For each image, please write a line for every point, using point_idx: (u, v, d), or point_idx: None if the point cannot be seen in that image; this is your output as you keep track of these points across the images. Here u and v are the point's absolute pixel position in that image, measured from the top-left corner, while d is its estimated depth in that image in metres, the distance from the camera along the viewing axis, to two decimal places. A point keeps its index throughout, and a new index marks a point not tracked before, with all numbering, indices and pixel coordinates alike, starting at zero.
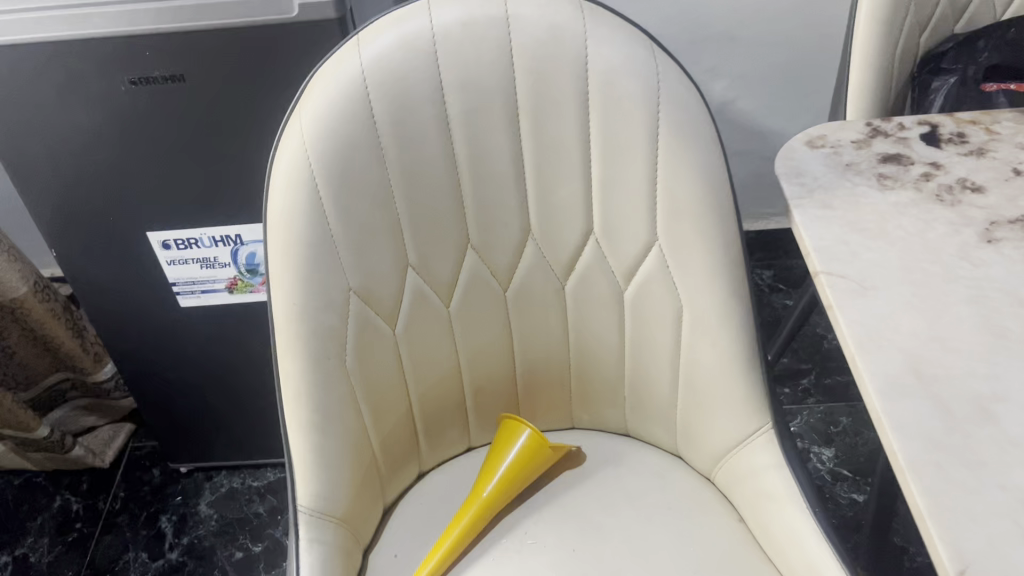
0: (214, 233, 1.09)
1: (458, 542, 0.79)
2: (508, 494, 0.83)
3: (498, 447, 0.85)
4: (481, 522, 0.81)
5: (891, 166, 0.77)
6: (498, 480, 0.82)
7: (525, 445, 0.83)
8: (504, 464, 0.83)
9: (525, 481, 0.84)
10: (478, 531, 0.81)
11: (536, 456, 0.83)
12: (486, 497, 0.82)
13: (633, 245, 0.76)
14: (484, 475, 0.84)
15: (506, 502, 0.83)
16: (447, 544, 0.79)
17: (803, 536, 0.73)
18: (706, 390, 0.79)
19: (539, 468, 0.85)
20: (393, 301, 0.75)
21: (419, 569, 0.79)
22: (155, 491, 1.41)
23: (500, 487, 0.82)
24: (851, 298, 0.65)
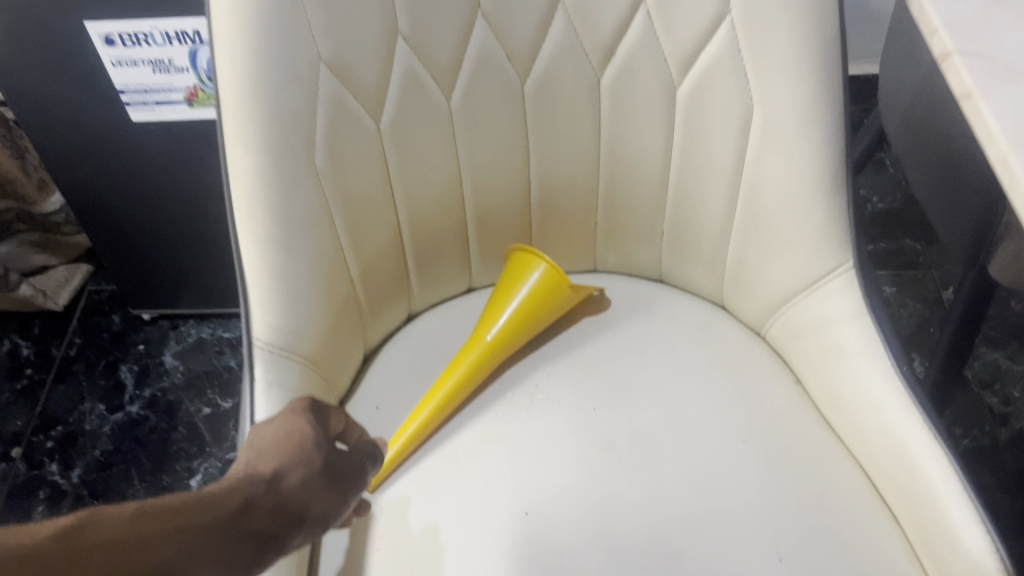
0: (167, 28, 0.90)
1: (452, 395, 0.65)
2: (516, 342, 0.68)
3: (507, 284, 0.69)
4: (482, 372, 0.67)
5: None
6: (505, 323, 0.67)
7: (540, 282, 0.67)
8: (514, 304, 0.67)
9: (537, 327, 0.69)
10: (477, 382, 0.67)
11: (553, 298, 0.68)
12: (489, 342, 0.67)
13: (695, 23, 0.59)
14: (488, 316, 0.68)
15: (512, 350, 0.68)
16: (439, 395, 0.65)
17: (885, 402, 0.59)
18: (773, 219, 0.63)
19: (556, 313, 0.69)
20: (377, 84, 0.58)
21: (404, 425, 0.64)
22: (115, 338, 1.27)
23: (506, 331, 0.67)
24: (998, 83, 0.48)
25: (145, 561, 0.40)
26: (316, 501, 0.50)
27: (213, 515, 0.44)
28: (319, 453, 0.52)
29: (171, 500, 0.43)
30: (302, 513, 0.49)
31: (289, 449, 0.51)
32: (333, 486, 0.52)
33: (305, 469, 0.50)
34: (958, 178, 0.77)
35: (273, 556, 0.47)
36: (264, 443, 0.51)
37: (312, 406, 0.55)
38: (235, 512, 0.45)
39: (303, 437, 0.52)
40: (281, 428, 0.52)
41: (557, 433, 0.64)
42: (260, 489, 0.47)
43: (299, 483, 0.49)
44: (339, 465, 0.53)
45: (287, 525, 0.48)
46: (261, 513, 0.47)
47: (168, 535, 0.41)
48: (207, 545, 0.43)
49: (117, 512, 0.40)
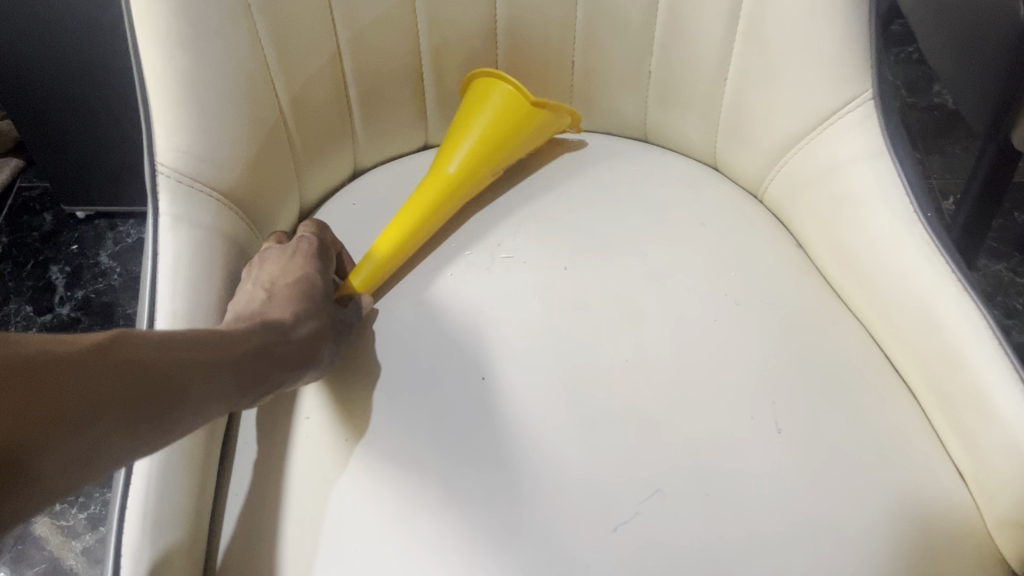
0: None
1: (411, 235, 0.57)
2: (481, 173, 0.60)
3: (464, 109, 0.61)
4: (446, 206, 0.58)
5: None
6: (467, 150, 0.59)
7: (501, 104, 0.59)
8: (475, 130, 0.59)
9: (506, 158, 0.61)
10: (441, 218, 0.58)
11: (520, 120, 0.60)
12: (451, 176, 0.58)
13: None
14: (446, 149, 0.60)
15: (478, 183, 0.60)
16: (397, 236, 0.56)
17: (904, 253, 0.50)
18: (779, 43, 0.54)
19: (527, 144, 0.61)
20: None
21: (356, 271, 0.55)
22: (45, 238, 1.16)
23: (470, 160, 0.59)
24: None
25: (168, 386, 0.37)
26: (326, 353, 0.48)
27: (227, 355, 0.41)
28: (326, 302, 0.50)
29: (192, 334, 0.40)
30: (311, 366, 0.47)
31: (304, 299, 0.49)
32: (338, 338, 0.50)
33: (317, 321, 0.48)
34: (993, 29, 0.67)
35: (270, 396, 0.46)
36: (279, 284, 0.49)
37: (320, 247, 0.53)
38: (248, 354, 0.43)
39: (312, 285, 0.50)
40: (290, 271, 0.50)
41: (521, 293, 0.55)
42: (275, 337, 0.45)
43: (310, 334, 0.47)
44: (345, 319, 0.51)
45: (294, 371, 0.46)
46: (274, 359, 0.44)
47: (188, 366, 0.39)
48: (223, 382, 0.41)
49: (144, 336, 0.38)
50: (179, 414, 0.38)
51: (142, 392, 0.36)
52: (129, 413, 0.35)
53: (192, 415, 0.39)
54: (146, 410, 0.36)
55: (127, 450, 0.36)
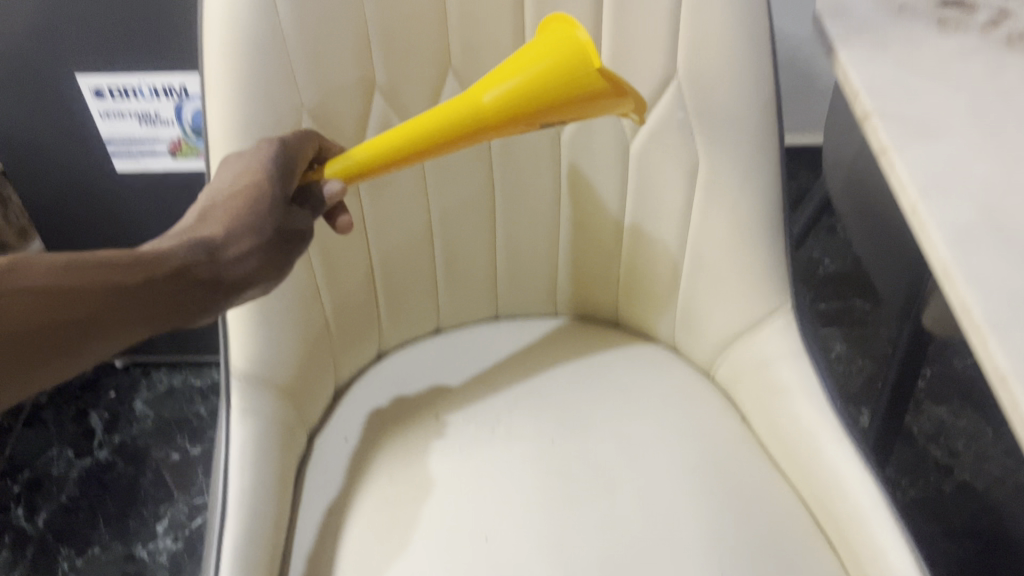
0: (155, 82, 0.94)
1: (408, 145, 0.56)
2: (512, 118, 0.56)
3: (549, 39, 0.56)
4: (465, 132, 0.56)
5: (954, 10, 0.65)
6: (506, 87, 0.55)
7: (556, 55, 0.54)
8: (531, 71, 0.55)
9: (546, 116, 0.56)
10: (456, 140, 0.57)
11: (575, 92, 0.55)
12: (482, 105, 0.55)
13: (647, 83, 0.65)
14: (497, 74, 0.56)
15: (505, 128, 0.56)
16: (389, 141, 0.56)
17: (818, 434, 0.63)
18: (716, 266, 0.69)
19: (569, 112, 0.56)
20: (354, 135, 0.63)
21: (356, 157, 0.57)
22: (86, 386, 1.28)
23: (504, 98, 0.55)
24: (910, 141, 0.54)
25: (72, 314, 0.40)
26: (259, 276, 0.50)
27: (145, 276, 0.44)
28: (272, 219, 0.51)
29: (105, 258, 0.43)
30: (239, 290, 0.49)
31: (244, 215, 0.50)
32: (280, 258, 0.52)
33: (253, 240, 0.50)
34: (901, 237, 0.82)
35: (207, 314, 0.48)
36: (223, 195, 0.52)
37: (284, 153, 0.55)
38: (171, 275, 0.45)
39: (258, 196, 0.51)
40: (239, 181, 0.52)
41: (516, 464, 0.68)
42: (200, 257, 0.47)
43: (241, 254, 0.49)
44: (291, 238, 0.53)
45: (225, 291, 0.48)
46: (196, 281, 0.47)
47: (97, 291, 0.42)
48: (140, 306, 0.43)
49: (48, 263, 0.41)
50: (98, 338, 0.42)
51: (53, 319, 0.40)
52: (35, 338, 0.39)
53: (107, 341, 0.42)
54: (61, 334, 0.40)
55: (54, 374, 0.40)
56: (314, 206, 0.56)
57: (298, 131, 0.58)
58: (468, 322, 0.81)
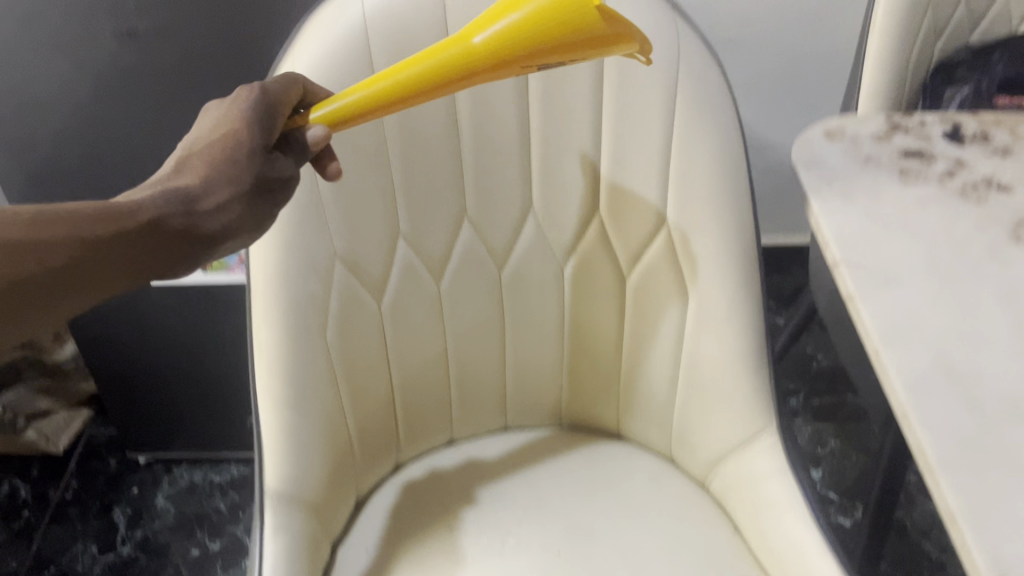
0: None
1: (395, 92, 0.54)
2: (506, 61, 0.54)
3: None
4: (454, 76, 0.54)
5: (914, 161, 0.73)
6: (501, 29, 0.53)
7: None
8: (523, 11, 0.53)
9: (539, 60, 0.55)
10: (445, 84, 0.54)
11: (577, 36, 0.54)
12: (475, 46, 0.53)
13: (642, 228, 0.73)
14: (493, 13, 0.54)
15: (498, 70, 0.54)
16: (374, 83, 0.54)
17: (804, 547, 0.67)
18: (707, 390, 0.75)
19: (566, 58, 0.55)
20: (380, 275, 0.71)
21: (343, 104, 0.55)
22: (111, 481, 1.34)
23: (497, 41, 0.53)
24: (874, 290, 0.61)
25: (39, 269, 0.43)
26: (240, 225, 0.50)
27: (116, 229, 0.46)
28: (251, 167, 0.51)
29: (75, 213, 0.45)
30: (217, 241, 0.50)
31: (220, 166, 0.50)
32: (261, 206, 0.52)
33: (231, 190, 0.50)
34: None
35: (189, 263, 0.49)
36: (202, 145, 0.51)
37: (266, 98, 0.53)
38: (141, 227, 0.46)
39: (238, 146, 0.51)
40: (219, 128, 0.52)
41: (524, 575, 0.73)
42: (174, 208, 0.48)
43: (218, 206, 0.49)
44: (275, 185, 0.53)
45: (203, 240, 0.49)
46: (169, 231, 0.47)
47: (62, 243, 0.44)
48: (106, 258, 0.45)
49: (17, 219, 0.43)
50: (67, 291, 0.44)
51: (22, 272, 0.42)
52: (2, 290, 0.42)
53: (76, 291, 0.45)
54: (29, 287, 0.43)
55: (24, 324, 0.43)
56: (301, 152, 0.54)
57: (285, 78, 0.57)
58: (480, 431, 0.86)
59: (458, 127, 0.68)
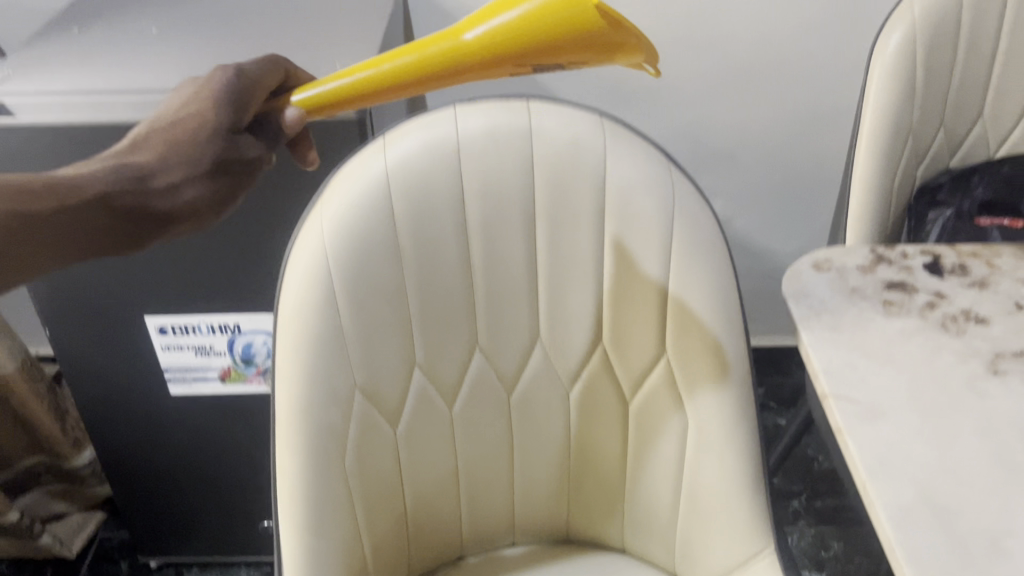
0: (212, 320, 1.07)
1: (386, 82, 0.63)
2: (491, 58, 0.61)
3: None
4: (445, 68, 0.62)
5: (896, 292, 0.78)
6: (494, 29, 0.60)
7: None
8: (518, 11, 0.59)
9: (531, 58, 0.61)
10: (435, 77, 0.63)
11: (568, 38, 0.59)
12: (464, 42, 0.61)
13: (643, 356, 0.77)
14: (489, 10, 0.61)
15: (488, 67, 0.62)
16: (365, 71, 0.64)
17: None
18: (709, 509, 0.78)
19: (552, 62, 0.61)
20: (397, 402, 0.75)
21: (340, 90, 0.65)
22: None
23: (488, 37, 0.60)
24: (861, 423, 0.65)
25: (30, 232, 0.55)
26: (198, 200, 0.62)
27: (87, 201, 0.57)
28: (211, 150, 0.62)
29: (53, 186, 0.57)
30: (180, 213, 0.62)
31: (182, 150, 0.61)
32: (217, 184, 0.63)
33: (189, 172, 0.61)
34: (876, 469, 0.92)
35: (149, 233, 0.61)
36: (170, 123, 0.62)
37: (234, 83, 0.64)
38: (105, 199, 0.58)
39: (202, 128, 0.62)
40: (187, 110, 0.63)
41: None
42: (135, 184, 0.59)
43: (175, 184, 0.61)
44: (234, 163, 0.64)
45: (161, 214, 0.61)
46: (130, 204, 0.59)
47: (47, 212, 0.56)
48: (78, 225, 0.57)
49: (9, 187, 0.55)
50: (47, 251, 0.56)
51: (15, 234, 0.54)
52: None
53: (55, 253, 0.57)
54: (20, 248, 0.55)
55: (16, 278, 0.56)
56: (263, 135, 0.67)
57: (258, 60, 0.68)
58: (492, 544, 0.88)
59: (471, 266, 0.73)
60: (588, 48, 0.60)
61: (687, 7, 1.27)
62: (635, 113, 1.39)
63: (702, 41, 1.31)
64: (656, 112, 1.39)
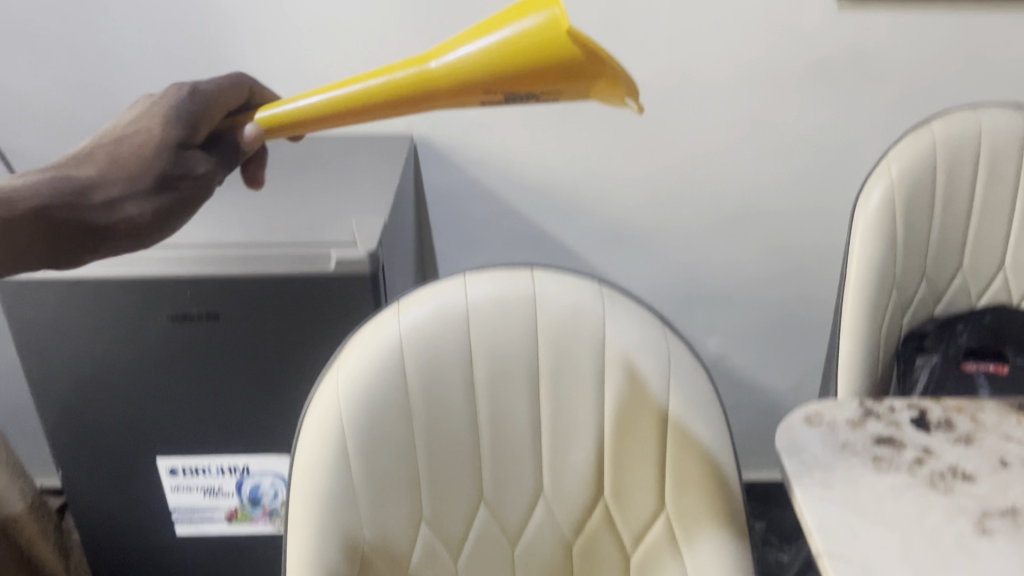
0: (222, 462, 1.10)
1: (355, 104, 0.62)
2: (467, 84, 0.59)
3: (518, 8, 0.58)
4: (416, 93, 0.60)
5: (885, 448, 0.81)
6: (470, 57, 0.58)
7: (528, 27, 0.56)
8: (491, 37, 0.57)
9: (504, 87, 0.58)
10: (405, 100, 0.61)
11: (540, 66, 0.56)
12: (434, 68, 0.59)
13: (643, 512, 0.79)
14: (473, 33, 0.59)
15: (460, 95, 0.60)
16: (338, 94, 0.63)
17: None
18: None
19: (527, 91, 0.58)
20: (403, 556, 0.77)
21: (314, 107, 0.64)
22: None
23: (461, 69, 0.58)
24: None
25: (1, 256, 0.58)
26: (144, 217, 0.62)
27: (35, 216, 0.59)
28: (155, 171, 0.62)
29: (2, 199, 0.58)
30: (122, 231, 0.62)
31: (125, 170, 0.61)
32: (161, 208, 0.63)
33: (129, 189, 0.61)
34: None
35: (86, 248, 0.61)
36: (120, 136, 0.63)
37: (195, 107, 0.65)
38: (49, 215, 0.59)
39: (151, 149, 0.62)
40: (135, 127, 0.63)
41: None
42: (71, 198, 0.60)
43: (118, 203, 0.61)
44: (183, 178, 0.64)
45: (106, 234, 0.61)
46: (70, 219, 0.60)
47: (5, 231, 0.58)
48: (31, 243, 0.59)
49: None
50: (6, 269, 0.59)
51: None
52: None
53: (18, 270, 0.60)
54: None
55: None
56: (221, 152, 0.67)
57: (219, 81, 0.69)
58: None
59: (478, 424, 0.77)
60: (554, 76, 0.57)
61: (680, 160, 1.35)
62: (632, 257, 1.45)
63: (694, 192, 1.38)
64: (652, 256, 1.45)
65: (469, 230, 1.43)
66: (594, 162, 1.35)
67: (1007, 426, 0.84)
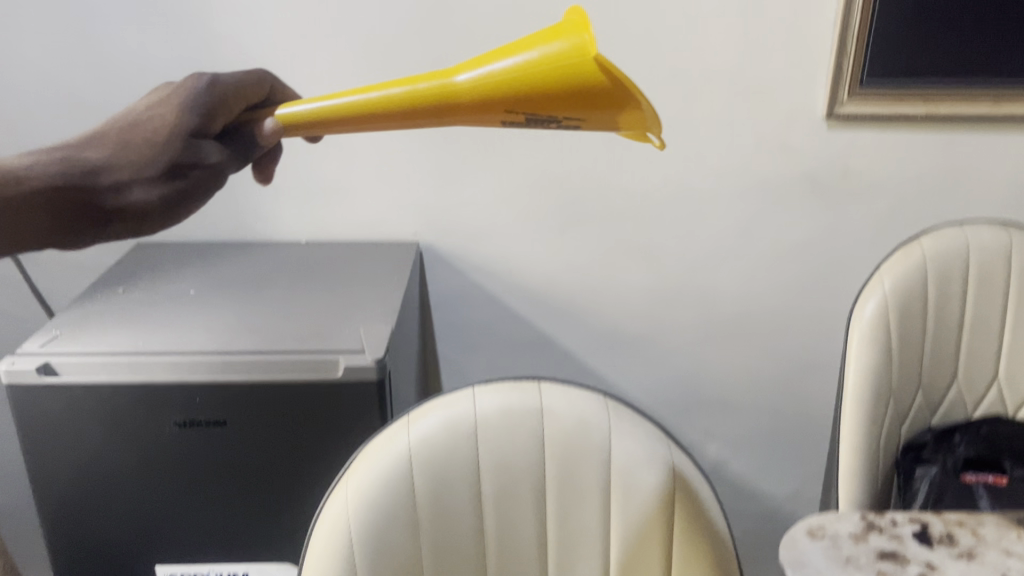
0: (221, 569, 1.09)
1: (371, 110, 0.61)
2: (487, 103, 0.59)
3: (543, 35, 0.58)
4: (433, 106, 0.60)
5: (888, 562, 0.82)
6: (493, 75, 0.58)
7: (555, 52, 0.56)
8: (519, 58, 0.57)
9: (524, 108, 0.58)
10: (421, 112, 0.60)
11: (567, 89, 0.56)
12: (457, 83, 0.59)
13: None
14: (497, 55, 0.59)
15: (479, 113, 0.59)
16: (354, 101, 0.62)
17: None
18: None
19: (547, 114, 0.58)
20: None
21: (326, 109, 0.63)
22: None
23: (482, 86, 0.58)
24: None
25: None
26: (151, 204, 0.58)
27: (44, 192, 0.54)
28: (167, 158, 0.59)
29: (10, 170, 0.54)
30: (129, 216, 0.57)
31: (135, 152, 0.58)
32: (171, 195, 0.59)
33: (140, 173, 0.57)
34: None
35: (91, 229, 0.57)
36: (132, 117, 0.59)
37: (212, 95, 0.62)
38: (56, 194, 0.54)
39: (163, 135, 0.59)
40: (151, 111, 0.59)
41: None
42: (81, 177, 0.55)
43: (126, 185, 0.57)
44: (194, 169, 0.60)
45: (112, 216, 0.57)
46: (79, 199, 0.55)
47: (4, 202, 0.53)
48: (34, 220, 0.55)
49: None
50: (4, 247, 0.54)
51: None
52: None
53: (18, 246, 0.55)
54: None
55: None
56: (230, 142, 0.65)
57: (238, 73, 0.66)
58: None
59: (484, 536, 0.78)
60: (576, 98, 0.56)
61: (679, 269, 1.39)
62: (633, 362, 1.47)
63: (691, 299, 1.42)
64: (651, 361, 1.47)
65: (473, 334, 1.46)
66: (593, 270, 1.39)
67: (1008, 541, 0.84)
